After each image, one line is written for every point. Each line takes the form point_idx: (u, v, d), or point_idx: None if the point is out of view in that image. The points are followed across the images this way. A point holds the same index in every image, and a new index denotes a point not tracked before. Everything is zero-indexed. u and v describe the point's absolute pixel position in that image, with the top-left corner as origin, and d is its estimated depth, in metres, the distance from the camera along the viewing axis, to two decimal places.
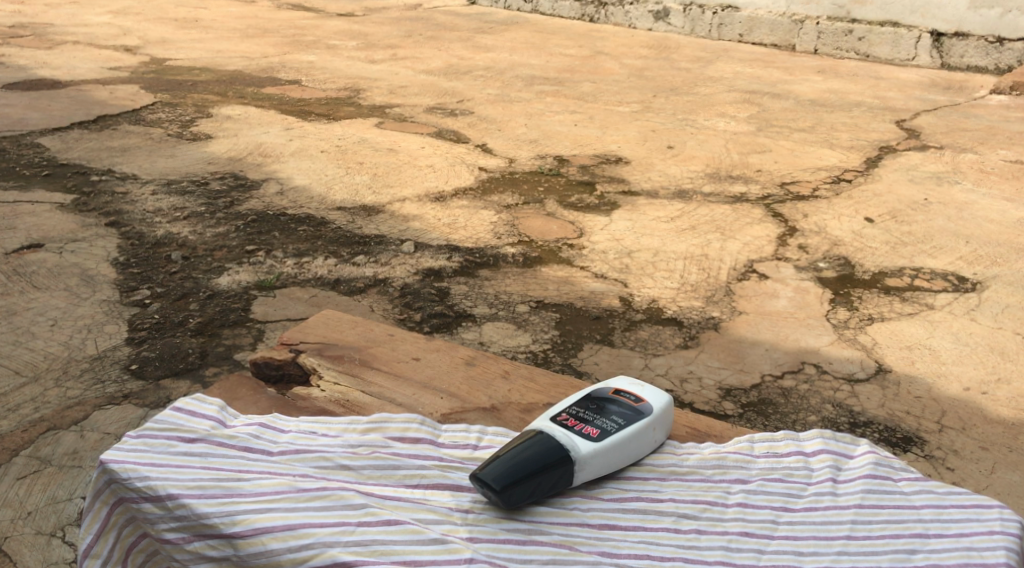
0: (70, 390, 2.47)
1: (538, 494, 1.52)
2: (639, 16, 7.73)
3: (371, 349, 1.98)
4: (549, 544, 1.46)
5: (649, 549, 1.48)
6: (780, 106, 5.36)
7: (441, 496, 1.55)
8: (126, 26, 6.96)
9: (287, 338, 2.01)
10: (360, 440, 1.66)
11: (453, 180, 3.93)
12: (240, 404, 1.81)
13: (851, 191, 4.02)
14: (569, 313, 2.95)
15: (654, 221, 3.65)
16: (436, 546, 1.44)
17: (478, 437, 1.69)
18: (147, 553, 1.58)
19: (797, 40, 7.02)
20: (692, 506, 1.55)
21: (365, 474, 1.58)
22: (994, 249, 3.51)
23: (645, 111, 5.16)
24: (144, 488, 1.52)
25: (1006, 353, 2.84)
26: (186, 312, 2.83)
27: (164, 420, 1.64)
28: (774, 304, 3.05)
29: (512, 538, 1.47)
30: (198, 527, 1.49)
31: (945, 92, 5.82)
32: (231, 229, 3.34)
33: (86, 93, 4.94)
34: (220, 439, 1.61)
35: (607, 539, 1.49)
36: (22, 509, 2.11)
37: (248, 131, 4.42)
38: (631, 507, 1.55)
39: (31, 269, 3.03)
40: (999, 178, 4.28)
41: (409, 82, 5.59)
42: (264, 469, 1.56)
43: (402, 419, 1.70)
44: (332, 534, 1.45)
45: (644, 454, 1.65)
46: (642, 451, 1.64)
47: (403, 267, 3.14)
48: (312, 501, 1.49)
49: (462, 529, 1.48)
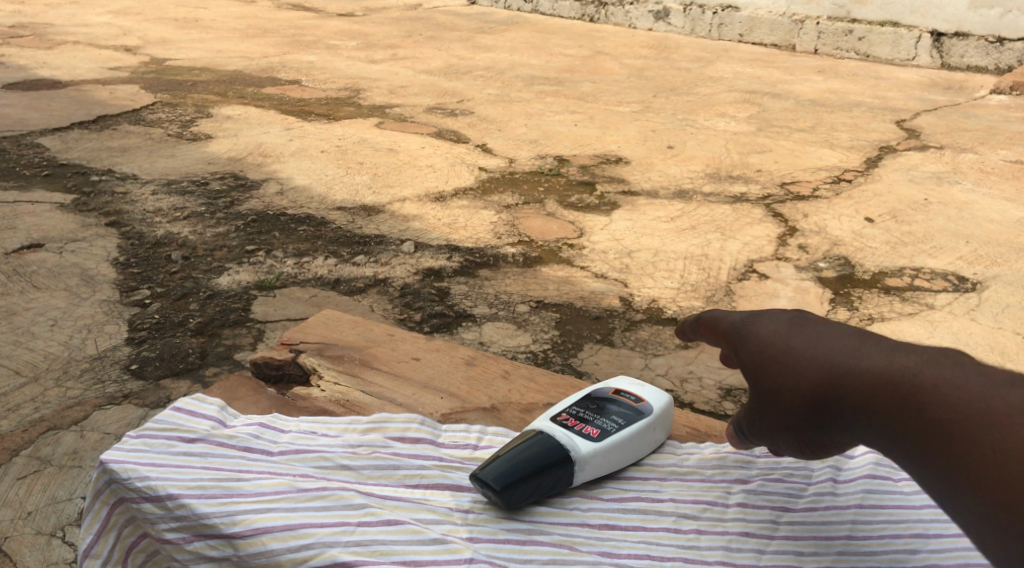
0: (70, 390, 2.47)
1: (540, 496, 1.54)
2: (639, 16, 7.72)
3: (371, 349, 1.99)
4: (548, 544, 1.46)
5: (649, 548, 1.48)
6: (780, 105, 5.36)
7: (440, 496, 1.56)
8: (126, 26, 6.96)
9: (287, 338, 2.02)
10: (360, 441, 1.67)
11: (454, 180, 3.93)
12: (240, 404, 1.82)
13: (851, 191, 4.02)
14: (569, 313, 2.95)
15: (654, 221, 3.65)
16: (436, 546, 1.44)
17: (477, 437, 1.71)
18: (147, 553, 1.58)
19: (797, 40, 7.02)
20: (692, 506, 1.55)
21: (365, 474, 1.59)
22: (995, 249, 3.51)
23: (645, 111, 5.15)
24: (145, 488, 1.52)
25: (1006, 353, 2.83)
26: (186, 311, 2.83)
27: (164, 420, 1.65)
28: (774, 304, 3.05)
29: (513, 538, 1.48)
30: (199, 527, 1.49)
31: (945, 92, 5.82)
32: (231, 229, 3.34)
33: (86, 93, 4.94)
34: (220, 439, 1.63)
35: (607, 539, 1.49)
36: (21, 509, 2.11)
37: (248, 131, 4.43)
38: (631, 508, 1.55)
39: (31, 269, 3.03)
40: (1000, 178, 4.28)
41: (410, 82, 5.59)
42: (265, 469, 1.57)
43: (402, 419, 1.72)
44: (332, 534, 1.45)
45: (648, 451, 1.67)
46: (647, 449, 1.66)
47: (403, 267, 3.14)
48: (312, 501, 1.49)
49: (462, 529, 1.49)
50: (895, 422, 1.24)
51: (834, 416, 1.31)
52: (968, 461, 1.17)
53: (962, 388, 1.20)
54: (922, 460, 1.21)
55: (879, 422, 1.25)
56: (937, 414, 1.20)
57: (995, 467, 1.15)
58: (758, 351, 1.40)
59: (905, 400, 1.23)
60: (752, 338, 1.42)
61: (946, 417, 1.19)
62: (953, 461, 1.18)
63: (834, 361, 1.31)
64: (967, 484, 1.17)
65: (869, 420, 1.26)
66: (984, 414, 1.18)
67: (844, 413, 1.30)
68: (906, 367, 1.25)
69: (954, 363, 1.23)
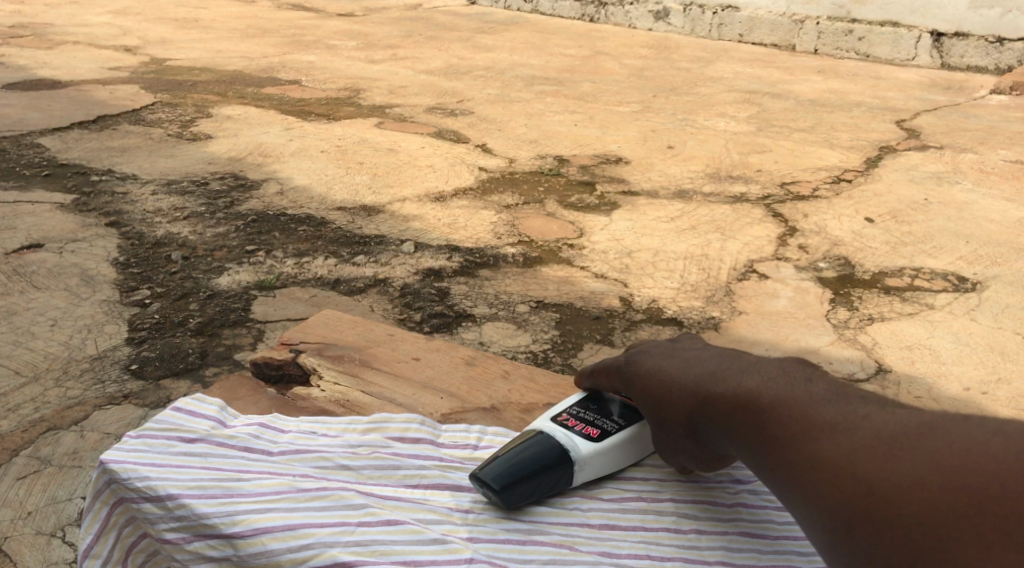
0: (70, 390, 2.47)
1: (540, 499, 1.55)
2: (639, 16, 7.72)
3: (371, 349, 2.00)
4: (549, 544, 1.46)
5: (649, 548, 1.48)
6: (780, 105, 5.36)
7: (440, 496, 1.56)
8: (126, 26, 6.96)
9: (287, 338, 2.03)
10: (360, 440, 1.68)
11: (454, 180, 3.93)
12: (240, 403, 1.83)
13: (851, 191, 4.02)
14: (568, 313, 2.95)
15: (654, 221, 3.65)
16: (437, 546, 1.44)
17: (477, 438, 1.71)
18: (147, 553, 1.58)
19: (797, 40, 7.02)
20: (692, 506, 1.57)
21: (364, 473, 1.60)
22: (995, 249, 3.51)
23: (645, 111, 5.15)
24: (145, 487, 1.52)
25: (1006, 353, 2.84)
26: (187, 311, 2.83)
27: (164, 420, 1.65)
28: (774, 304, 3.05)
29: (513, 538, 1.48)
30: (199, 527, 1.49)
31: (945, 93, 5.82)
32: (231, 229, 3.34)
33: (86, 93, 4.94)
34: (220, 439, 1.63)
35: (607, 539, 1.49)
36: (22, 509, 2.11)
37: (248, 131, 4.42)
38: (630, 507, 1.55)
39: (31, 269, 3.03)
40: (1000, 178, 4.28)
41: (410, 81, 5.59)
42: (265, 469, 1.57)
43: (403, 419, 1.72)
44: (332, 534, 1.45)
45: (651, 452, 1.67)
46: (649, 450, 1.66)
47: (403, 267, 3.14)
48: (312, 501, 1.49)
49: (462, 529, 1.49)
50: (742, 436, 1.40)
51: (702, 434, 1.49)
52: (791, 468, 1.33)
53: (797, 407, 1.36)
54: (764, 468, 1.37)
55: (732, 436, 1.42)
56: (774, 427, 1.36)
57: (812, 470, 1.30)
58: (640, 377, 1.59)
59: (750, 416, 1.40)
60: (634, 369, 1.61)
61: (783, 433, 1.35)
62: (782, 469, 1.34)
63: (697, 383, 1.49)
64: (793, 488, 1.32)
65: (725, 436, 1.44)
66: (810, 426, 1.33)
67: (709, 429, 1.47)
68: (754, 387, 1.42)
69: (797, 387, 1.40)
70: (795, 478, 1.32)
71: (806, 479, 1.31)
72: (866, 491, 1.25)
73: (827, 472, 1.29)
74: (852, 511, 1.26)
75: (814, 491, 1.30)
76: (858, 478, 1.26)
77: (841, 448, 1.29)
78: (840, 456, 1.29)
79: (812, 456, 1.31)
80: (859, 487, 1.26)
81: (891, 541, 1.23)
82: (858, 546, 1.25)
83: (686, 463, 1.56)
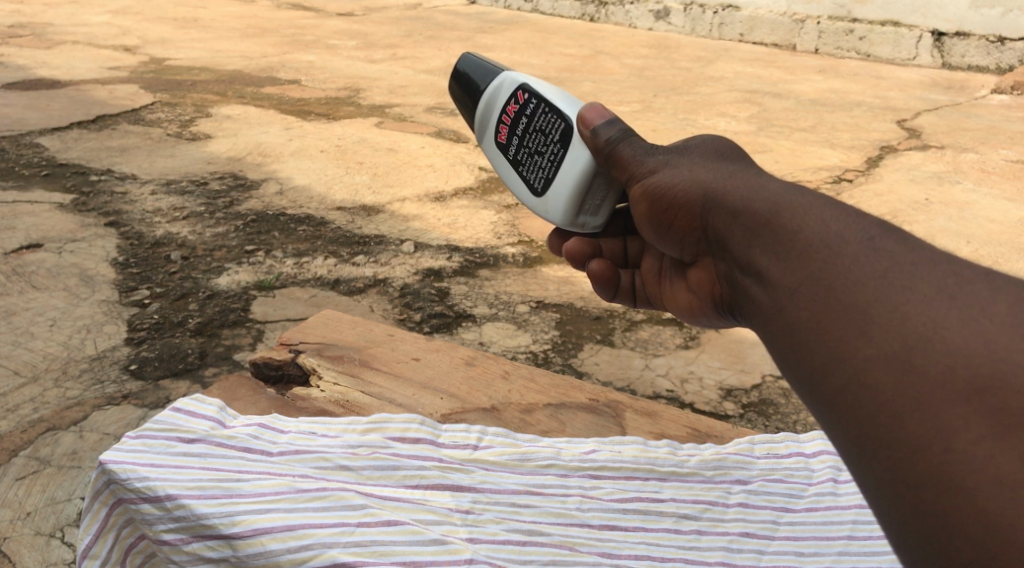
0: (70, 390, 2.46)
1: (478, 76, 1.88)
2: (639, 15, 7.71)
3: (371, 349, 2.05)
4: (550, 546, 1.66)
5: (648, 549, 1.71)
6: (780, 105, 5.34)
7: (440, 496, 1.73)
8: (126, 26, 6.94)
9: (287, 338, 2.08)
10: (360, 440, 1.80)
11: (453, 180, 3.92)
12: (240, 404, 1.93)
13: (851, 191, 4.00)
14: (569, 313, 2.95)
15: None
16: (437, 547, 1.60)
17: (477, 437, 1.85)
18: (145, 554, 1.66)
19: (798, 40, 7.01)
20: (693, 507, 1.80)
21: (364, 474, 1.74)
22: (995, 249, 3.50)
23: (645, 111, 5.13)
24: (144, 488, 1.60)
25: None
26: (186, 312, 2.82)
27: (165, 420, 1.74)
28: None
29: (512, 539, 1.67)
30: (198, 527, 1.59)
31: (947, 92, 5.81)
32: (231, 229, 3.33)
33: (85, 94, 4.93)
34: (220, 439, 1.73)
35: (608, 540, 1.72)
36: (21, 509, 2.11)
37: (248, 131, 4.42)
38: (631, 508, 1.78)
39: (30, 269, 3.02)
40: (1000, 178, 4.28)
41: (409, 81, 5.58)
42: (264, 469, 1.69)
43: (402, 419, 1.85)
44: (332, 535, 1.58)
45: (563, 117, 1.76)
46: (566, 111, 1.76)
47: (403, 267, 3.13)
48: (312, 502, 1.62)
49: (461, 529, 1.67)
50: (823, 255, 1.38)
51: (757, 246, 1.47)
52: (885, 315, 1.30)
53: (925, 256, 1.34)
54: (837, 300, 1.34)
55: (791, 242, 1.42)
56: (886, 268, 1.33)
57: (922, 324, 1.27)
58: (705, 148, 1.66)
59: (855, 242, 1.37)
60: (710, 170, 1.61)
61: (900, 276, 1.32)
62: (874, 310, 1.31)
63: (779, 187, 1.51)
64: (880, 335, 1.29)
65: (784, 237, 1.43)
66: (940, 282, 1.30)
67: (768, 239, 1.45)
68: (871, 225, 1.40)
69: (920, 239, 1.38)
70: (892, 329, 1.28)
71: (908, 332, 1.27)
72: (997, 360, 1.22)
73: (947, 334, 1.25)
74: (962, 380, 1.22)
75: (912, 345, 1.26)
76: (992, 346, 1.23)
77: (941, 317, 1.27)
78: (973, 323, 1.25)
79: (935, 313, 1.27)
80: (949, 367, 1.24)
81: (1002, 420, 1.20)
82: (951, 412, 1.22)
83: (693, 241, 1.63)
